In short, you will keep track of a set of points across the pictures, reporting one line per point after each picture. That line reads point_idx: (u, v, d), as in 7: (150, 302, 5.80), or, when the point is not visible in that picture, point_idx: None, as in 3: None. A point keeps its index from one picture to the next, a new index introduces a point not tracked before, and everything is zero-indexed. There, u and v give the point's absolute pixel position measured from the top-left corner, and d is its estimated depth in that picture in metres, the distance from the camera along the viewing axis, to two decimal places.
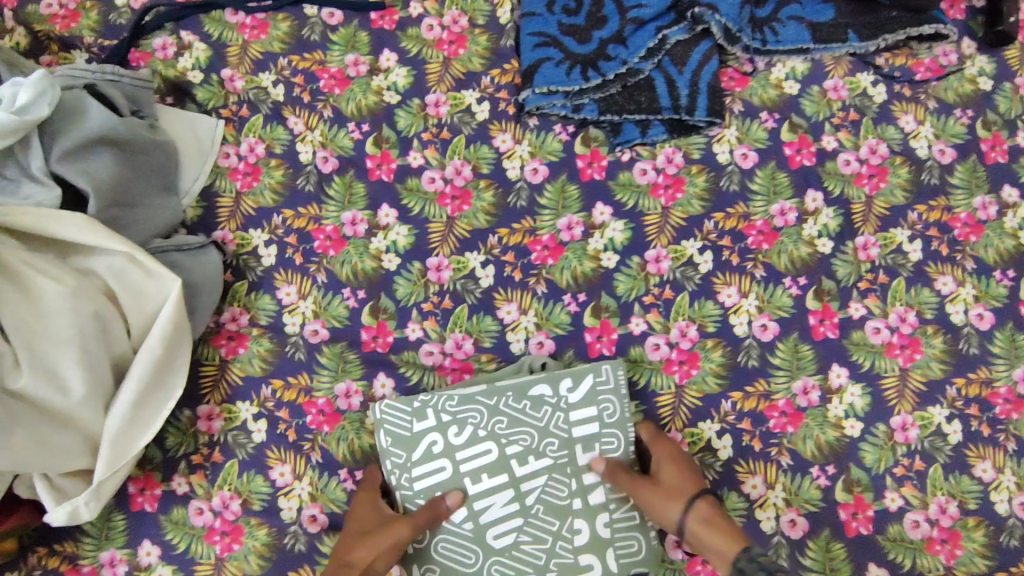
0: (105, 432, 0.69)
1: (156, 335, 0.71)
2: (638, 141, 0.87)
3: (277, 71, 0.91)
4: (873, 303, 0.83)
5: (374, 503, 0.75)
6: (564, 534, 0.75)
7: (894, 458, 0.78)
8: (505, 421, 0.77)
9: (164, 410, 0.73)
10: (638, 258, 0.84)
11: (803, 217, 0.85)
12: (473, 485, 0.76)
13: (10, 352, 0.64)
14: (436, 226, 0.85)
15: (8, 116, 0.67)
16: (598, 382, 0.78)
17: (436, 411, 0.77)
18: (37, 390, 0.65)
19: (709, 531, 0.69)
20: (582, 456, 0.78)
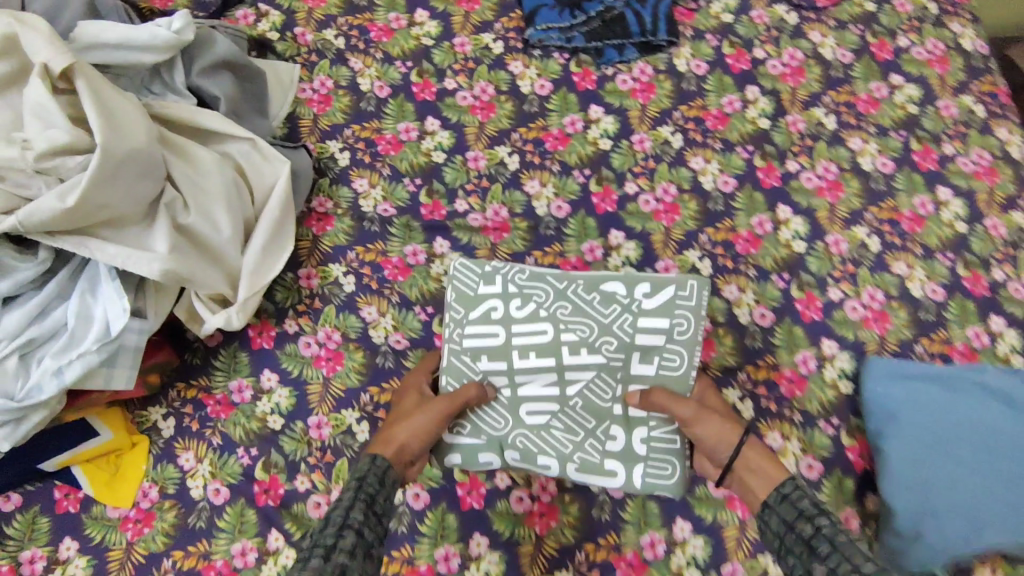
0: (245, 264, 0.91)
1: (276, 199, 0.94)
2: (618, 60, 1.16)
3: (337, 28, 1.18)
4: (805, 160, 1.10)
5: (419, 388, 0.92)
6: (597, 433, 0.91)
7: (832, 265, 1.04)
8: (568, 310, 0.94)
9: (283, 256, 0.95)
10: (627, 140, 1.11)
11: (745, 104, 1.13)
12: (520, 359, 0.93)
13: (179, 198, 0.87)
14: (470, 129, 1.11)
15: (169, 35, 0.92)
16: (679, 295, 0.93)
17: (505, 281, 0.95)
18: (200, 224, 0.87)
19: (758, 463, 0.81)
20: (637, 360, 0.93)
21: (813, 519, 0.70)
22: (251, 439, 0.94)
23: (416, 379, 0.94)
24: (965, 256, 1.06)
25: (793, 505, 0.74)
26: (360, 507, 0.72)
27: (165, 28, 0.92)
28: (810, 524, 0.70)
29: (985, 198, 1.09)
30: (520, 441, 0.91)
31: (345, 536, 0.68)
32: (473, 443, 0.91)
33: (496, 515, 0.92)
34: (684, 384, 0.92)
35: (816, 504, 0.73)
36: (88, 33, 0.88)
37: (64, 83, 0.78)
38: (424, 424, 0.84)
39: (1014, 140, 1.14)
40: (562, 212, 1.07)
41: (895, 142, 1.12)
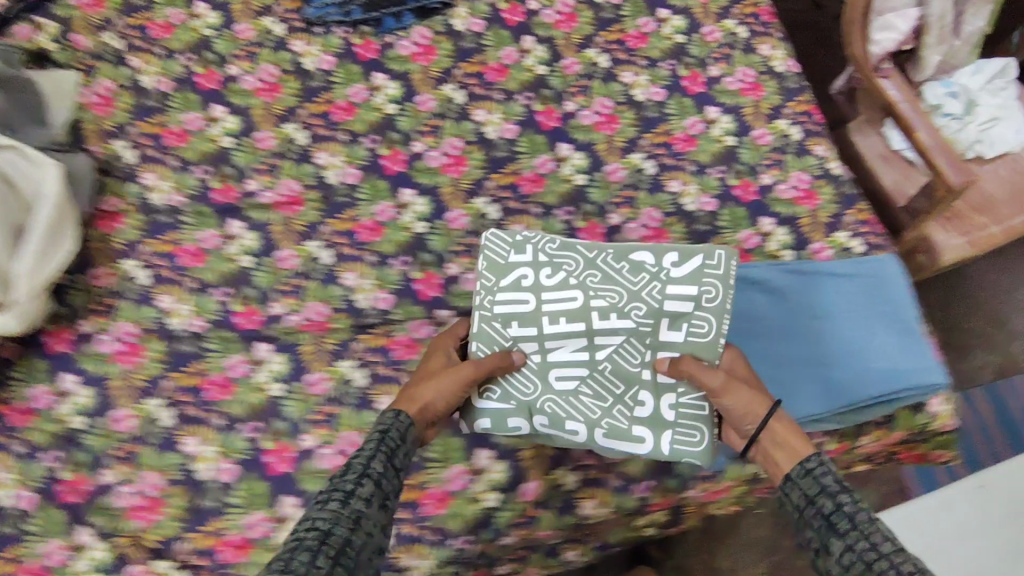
0: (18, 268, 0.92)
1: (47, 201, 0.96)
2: (396, 27, 1.20)
3: (116, 31, 1.19)
4: (581, 100, 1.17)
5: (446, 351, 0.92)
6: (625, 400, 0.91)
7: (612, 192, 1.11)
8: (598, 277, 0.92)
9: (63, 257, 0.96)
10: (411, 103, 1.15)
11: (522, 54, 1.20)
12: (551, 324, 0.92)
13: None
14: (257, 110, 1.14)
15: None
16: (708, 264, 0.91)
17: (533, 250, 0.95)
18: None
19: (783, 436, 0.80)
20: (667, 325, 0.91)
21: (820, 500, 0.71)
22: (54, 442, 0.95)
23: (441, 345, 0.94)
24: (735, 166, 1.13)
25: (817, 480, 0.73)
26: (380, 458, 0.73)
27: None
28: (833, 498, 0.70)
29: (751, 112, 1.17)
30: (550, 406, 0.90)
31: (363, 484, 0.69)
32: (501, 408, 0.91)
33: (305, 475, 0.95)
34: (712, 350, 0.90)
35: (839, 480, 0.72)
36: None
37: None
38: (448, 388, 0.84)
39: (777, 54, 1.22)
40: (352, 179, 1.10)
41: (664, 71, 1.19)
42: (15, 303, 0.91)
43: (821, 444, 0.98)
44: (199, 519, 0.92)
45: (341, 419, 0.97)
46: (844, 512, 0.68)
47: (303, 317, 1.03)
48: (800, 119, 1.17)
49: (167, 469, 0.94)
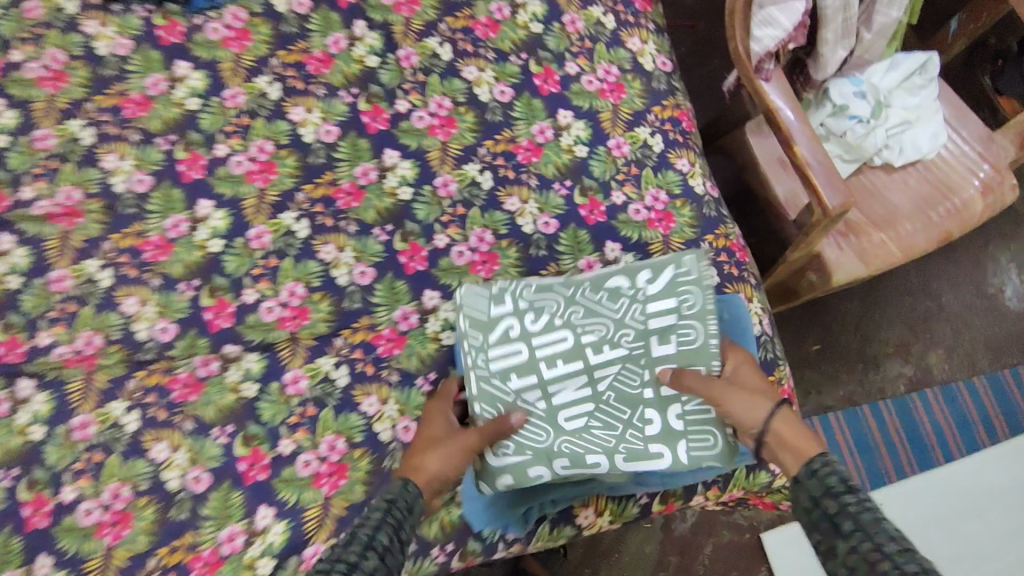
0: None
1: None
2: (207, 6, 1.04)
3: None
4: (415, 98, 1.03)
5: (445, 417, 0.80)
6: (634, 422, 0.81)
7: (441, 210, 0.98)
8: (581, 311, 0.84)
9: None
10: (217, 98, 1.01)
11: (352, 42, 1.05)
12: (548, 369, 0.83)
13: None
14: (38, 104, 0.97)
15: None
16: (679, 274, 0.85)
17: (512, 295, 0.84)
18: None
19: (785, 435, 0.67)
20: (657, 345, 0.83)
21: (842, 493, 0.57)
22: None
23: (439, 412, 0.82)
24: (584, 182, 1.00)
25: (821, 481, 0.60)
26: (386, 530, 0.61)
27: None
28: (837, 499, 0.56)
29: (608, 118, 1.04)
30: (567, 448, 0.79)
31: (368, 556, 0.57)
32: (519, 461, 0.79)
33: (64, 533, 0.83)
34: (706, 356, 0.82)
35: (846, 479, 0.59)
36: None
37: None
38: (454, 455, 0.72)
39: (646, 49, 1.10)
40: (143, 186, 0.96)
41: (513, 67, 1.06)
42: None
43: (643, 504, 0.89)
44: None
45: (108, 467, 0.86)
46: (856, 511, 0.54)
47: (74, 349, 0.90)
48: (663, 126, 1.05)
49: None
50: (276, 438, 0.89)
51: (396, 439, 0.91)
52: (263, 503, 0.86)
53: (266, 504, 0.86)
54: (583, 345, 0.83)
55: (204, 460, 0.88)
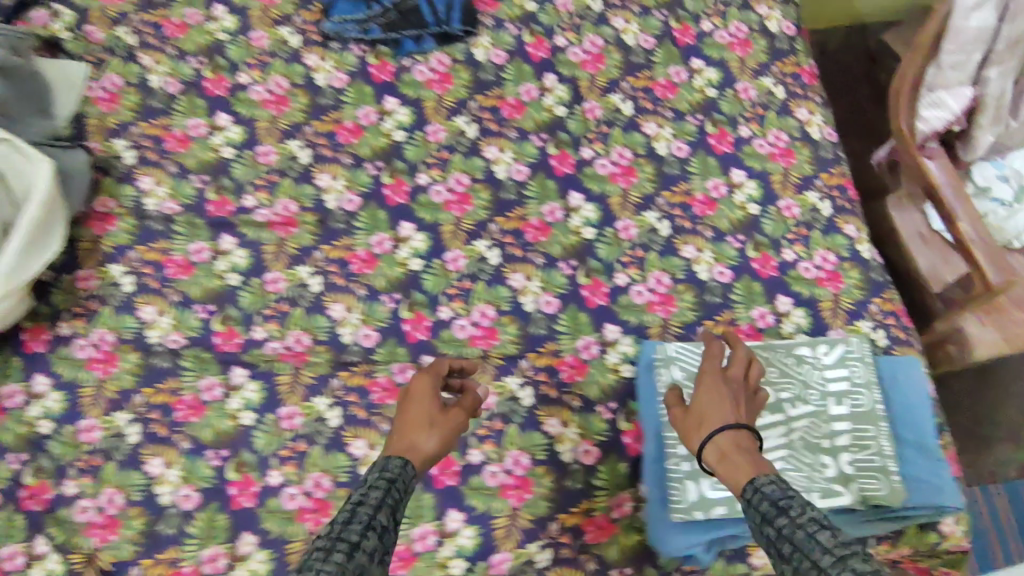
0: None
1: (35, 199, 0.93)
2: (415, 50, 1.13)
3: (131, 26, 1.12)
4: (599, 146, 1.10)
5: (430, 391, 0.83)
6: (816, 465, 0.87)
7: (621, 250, 1.04)
8: (777, 371, 0.91)
9: (45, 255, 0.94)
10: (421, 132, 1.09)
11: (542, 92, 1.12)
12: (756, 418, 0.88)
13: None
14: (262, 123, 1.08)
15: None
16: (848, 351, 0.93)
17: (721, 355, 0.92)
18: None
19: (730, 456, 0.70)
20: (835, 406, 0.90)
21: (772, 520, 0.62)
22: (20, 445, 0.93)
23: (423, 382, 0.85)
24: (756, 238, 1.06)
25: (755, 509, 0.65)
26: (386, 510, 0.66)
27: None
28: (771, 524, 0.61)
29: (779, 179, 1.10)
30: None
31: (368, 536, 0.62)
32: None
33: (267, 513, 0.92)
34: (872, 418, 0.90)
35: (776, 502, 0.63)
36: None
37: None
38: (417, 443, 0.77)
39: (813, 120, 1.16)
40: (351, 206, 1.06)
41: (691, 126, 1.12)
42: None
43: None
44: (157, 545, 0.90)
45: (310, 456, 0.94)
46: (785, 538, 0.59)
47: (284, 344, 0.99)
48: (831, 193, 1.11)
49: (129, 488, 0.92)
50: (466, 448, 0.94)
51: (576, 460, 0.94)
52: (452, 507, 0.91)
53: (455, 507, 0.92)
54: (782, 400, 0.89)
55: None
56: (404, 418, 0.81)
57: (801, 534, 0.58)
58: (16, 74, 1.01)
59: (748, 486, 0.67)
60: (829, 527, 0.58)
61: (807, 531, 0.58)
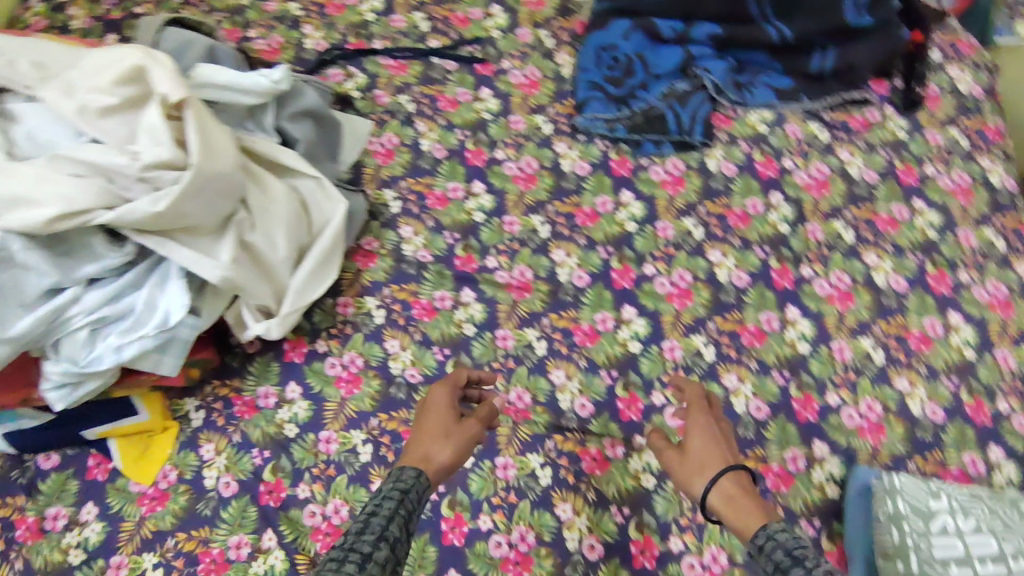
0: (293, 288, 1.02)
1: (330, 234, 1.06)
2: (654, 153, 1.24)
3: (412, 95, 1.30)
4: (818, 267, 1.16)
5: (445, 405, 0.92)
6: None
7: (833, 370, 1.08)
8: (1007, 525, 0.89)
9: (325, 283, 1.06)
10: (651, 227, 1.18)
11: (768, 208, 1.20)
12: (981, 567, 0.85)
13: (249, 218, 0.99)
14: (511, 197, 1.21)
15: (268, 84, 1.04)
16: None
17: (947, 495, 0.93)
18: (261, 243, 0.99)
19: (739, 506, 0.78)
20: None
21: (787, 570, 0.66)
22: (265, 442, 1.03)
23: (439, 396, 0.94)
24: (970, 382, 1.09)
25: (768, 558, 0.70)
26: (398, 522, 0.73)
27: (266, 77, 1.05)
28: (785, 575, 0.66)
29: (997, 329, 1.12)
30: None
31: (380, 548, 0.68)
32: None
33: (473, 556, 0.96)
34: None
35: (789, 552, 0.69)
36: (202, 74, 1.01)
37: (171, 111, 0.91)
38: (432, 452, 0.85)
39: None
40: (582, 282, 1.14)
41: (910, 263, 1.17)
42: (283, 314, 1.01)
43: None
44: None
45: (518, 510, 0.98)
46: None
47: (507, 399, 1.05)
48: None
49: (353, 502, 1.00)
50: (667, 534, 0.98)
51: None
52: None
53: None
54: (1011, 554, 0.85)
55: (601, 531, 0.98)
56: (422, 428, 0.90)
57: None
58: (324, 123, 1.16)
59: (757, 533, 0.74)
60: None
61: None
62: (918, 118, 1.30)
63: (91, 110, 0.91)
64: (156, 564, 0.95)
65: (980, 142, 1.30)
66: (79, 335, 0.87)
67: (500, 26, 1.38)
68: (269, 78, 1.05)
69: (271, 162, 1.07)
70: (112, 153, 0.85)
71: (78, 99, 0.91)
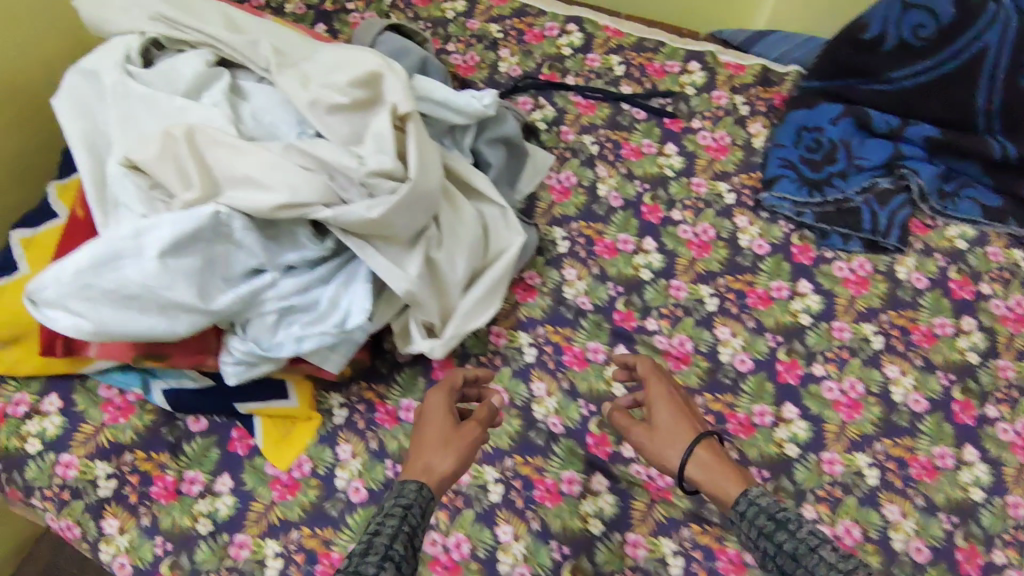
0: (461, 311, 1.01)
1: (504, 264, 1.05)
2: (840, 247, 1.17)
3: (597, 137, 1.29)
4: (1006, 409, 1.06)
5: (442, 409, 0.92)
6: None
7: (1007, 527, 0.98)
8: None
9: (490, 312, 1.05)
10: (826, 324, 1.11)
11: (957, 332, 1.11)
12: None
13: (437, 235, 0.99)
14: (682, 261, 1.17)
15: (479, 107, 1.05)
16: None
17: None
18: (443, 262, 0.98)
19: (718, 478, 0.86)
20: None
21: (772, 534, 0.76)
22: (400, 456, 1.01)
23: (436, 401, 0.94)
24: None
25: (751, 524, 0.79)
26: (401, 539, 0.71)
27: (477, 100, 1.06)
28: (770, 538, 0.76)
29: None
30: None
31: (383, 568, 0.65)
32: None
33: None
34: None
35: (773, 517, 0.78)
36: (422, 86, 1.02)
37: (396, 121, 0.92)
38: (436, 460, 0.85)
39: None
40: (744, 366, 1.08)
41: None
42: (446, 336, 1.00)
43: None
44: None
45: None
46: (788, 555, 0.73)
47: (648, 472, 1.00)
48: None
49: (476, 541, 0.95)
50: None
51: None
52: None
53: None
54: None
55: None
56: (422, 436, 0.90)
57: (803, 550, 0.72)
58: (514, 151, 1.16)
59: (739, 499, 0.83)
60: (825, 542, 0.73)
61: (809, 546, 0.72)
62: None
63: (322, 105, 0.93)
64: (276, 553, 0.94)
65: None
66: (267, 318, 0.88)
67: (696, 84, 1.35)
68: (480, 101, 1.05)
69: (462, 182, 1.08)
70: (340, 154, 0.87)
71: (312, 91, 0.94)
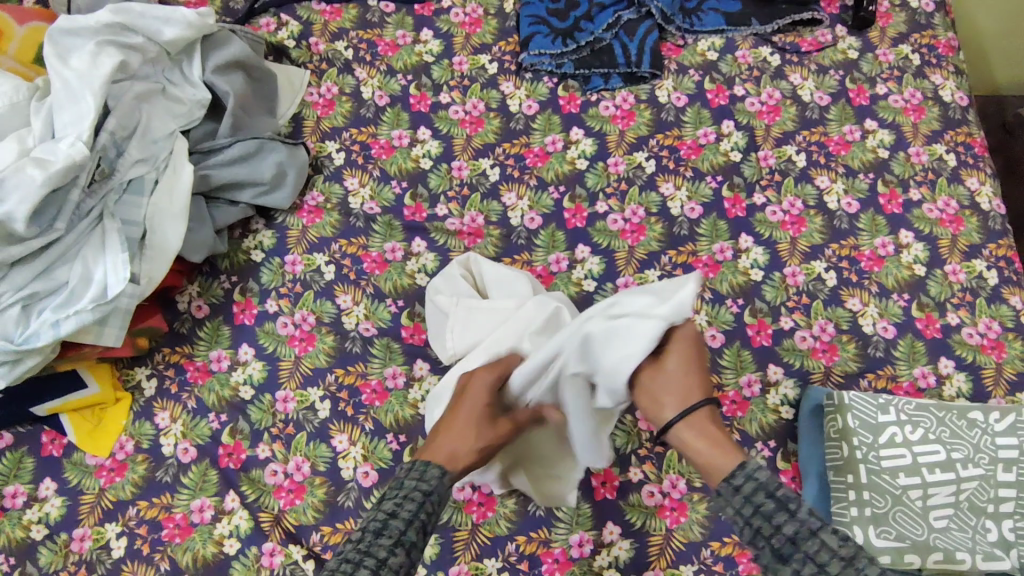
0: (206, 239, 1.02)
1: (273, 176, 1.07)
2: (602, 87, 1.22)
3: (348, 40, 1.26)
4: (771, 195, 1.16)
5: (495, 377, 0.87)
6: (979, 530, 0.90)
7: (787, 295, 1.09)
8: (948, 432, 0.94)
9: (267, 202, 1.07)
10: (602, 163, 1.17)
11: (719, 137, 1.20)
12: (926, 474, 0.92)
13: (155, 176, 0.97)
14: (458, 141, 1.19)
15: (195, 17, 1.02)
16: (1020, 420, 0.94)
17: (896, 408, 0.96)
18: (180, 189, 0.97)
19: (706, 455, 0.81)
20: (1005, 473, 0.92)
21: (771, 515, 0.69)
22: (221, 405, 1.01)
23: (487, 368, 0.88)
24: (921, 298, 1.10)
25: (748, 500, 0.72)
26: (416, 526, 0.70)
27: (195, 15, 1.04)
28: (770, 521, 0.69)
29: (947, 245, 1.13)
30: (940, 544, 0.89)
31: (395, 554, 0.67)
32: (895, 546, 0.89)
33: None
34: None
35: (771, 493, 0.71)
36: (133, 9, 1.00)
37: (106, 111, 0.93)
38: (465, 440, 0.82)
39: (984, 190, 1.18)
40: (534, 224, 1.13)
41: (862, 183, 1.17)
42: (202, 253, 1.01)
43: None
44: (334, 517, 0.95)
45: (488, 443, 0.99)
46: (787, 539, 0.67)
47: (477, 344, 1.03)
48: (998, 263, 1.12)
49: (314, 458, 0.98)
50: (626, 465, 0.99)
51: None
52: (611, 520, 0.95)
53: (614, 521, 0.95)
54: (953, 460, 0.92)
55: None
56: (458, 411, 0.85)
57: (805, 533, 0.67)
58: (260, 76, 1.13)
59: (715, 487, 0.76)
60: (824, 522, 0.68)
61: (811, 530, 0.67)
62: (869, 38, 1.30)
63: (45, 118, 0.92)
64: (120, 533, 0.94)
65: (931, 57, 1.28)
66: (11, 313, 0.87)
67: None
68: (195, 12, 1.03)
69: (196, 111, 1.05)
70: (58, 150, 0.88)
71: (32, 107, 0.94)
